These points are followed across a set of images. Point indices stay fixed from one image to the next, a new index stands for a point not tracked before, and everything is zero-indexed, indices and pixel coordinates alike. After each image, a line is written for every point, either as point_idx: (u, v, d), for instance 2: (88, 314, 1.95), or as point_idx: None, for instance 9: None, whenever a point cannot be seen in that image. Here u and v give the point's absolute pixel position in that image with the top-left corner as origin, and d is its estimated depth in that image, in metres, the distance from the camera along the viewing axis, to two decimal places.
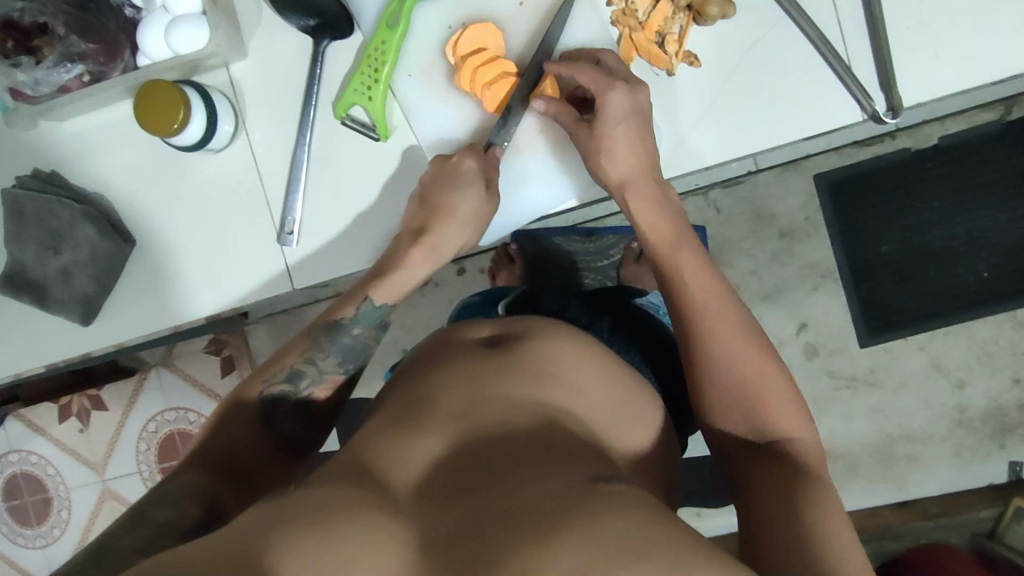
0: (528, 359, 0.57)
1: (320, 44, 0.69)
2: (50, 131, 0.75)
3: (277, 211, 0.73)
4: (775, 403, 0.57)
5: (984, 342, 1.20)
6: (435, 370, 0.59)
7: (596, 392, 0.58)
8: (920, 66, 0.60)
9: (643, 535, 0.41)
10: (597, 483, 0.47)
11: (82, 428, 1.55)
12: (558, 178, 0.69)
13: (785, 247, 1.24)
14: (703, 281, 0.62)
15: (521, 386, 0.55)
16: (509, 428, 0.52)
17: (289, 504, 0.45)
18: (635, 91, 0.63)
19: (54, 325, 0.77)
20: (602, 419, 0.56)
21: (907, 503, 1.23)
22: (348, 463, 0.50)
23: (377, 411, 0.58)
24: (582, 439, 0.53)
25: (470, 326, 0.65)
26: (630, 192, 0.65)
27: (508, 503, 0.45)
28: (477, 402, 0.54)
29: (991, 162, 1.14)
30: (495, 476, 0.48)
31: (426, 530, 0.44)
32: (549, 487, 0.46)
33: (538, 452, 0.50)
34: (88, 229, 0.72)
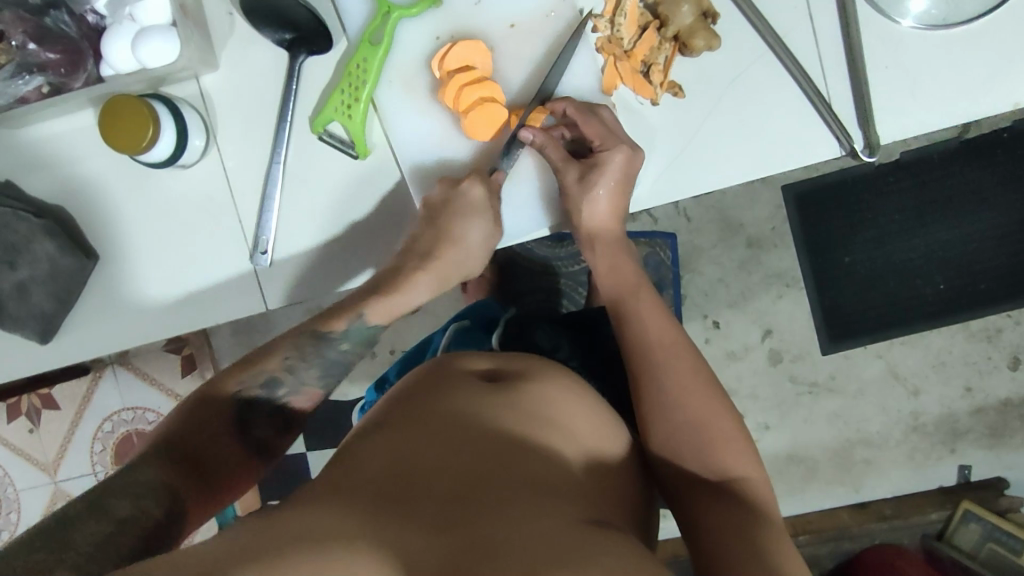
0: (527, 399, 0.58)
1: (295, 59, 0.66)
2: (3, 138, 0.71)
3: (250, 230, 0.70)
4: (729, 444, 0.60)
5: (938, 351, 1.25)
6: (428, 398, 0.58)
7: (586, 436, 0.59)
8: (897, 103, 0.61)
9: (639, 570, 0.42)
10: (594, 529, 0.48)
11: (32, 427, 1.50)
12: (532, 208, 0.69)
13: (751, 256, 1.26)
14: (660, 329, 0.65)
15: (517, 421, 0.56)
16: (503, 459, 0.52)
17: (279, 522, 0.42)
18: (623, 152, 0.62)
19: (11, 339, 0.74)
20: (588, 460, 0.57)
21: (864, 505, 1.28)
22: (339, 486, 0.48)
23: (359, 437, 0.56)
24: (570, 479, 0.53)
25: (465, 356, 0.66)
26: (594, 241, 0.69)
27: (510, 533, 0.45)
28: (473, 431, 0.54)
29: (950, 178, 1.18)
30: (493, 506, 0.47)
31: (426, 544, 0.42)
32: (550, 525, 0.46)
33: (535, 490, 0.50)
34: (47, 245, 0.69)
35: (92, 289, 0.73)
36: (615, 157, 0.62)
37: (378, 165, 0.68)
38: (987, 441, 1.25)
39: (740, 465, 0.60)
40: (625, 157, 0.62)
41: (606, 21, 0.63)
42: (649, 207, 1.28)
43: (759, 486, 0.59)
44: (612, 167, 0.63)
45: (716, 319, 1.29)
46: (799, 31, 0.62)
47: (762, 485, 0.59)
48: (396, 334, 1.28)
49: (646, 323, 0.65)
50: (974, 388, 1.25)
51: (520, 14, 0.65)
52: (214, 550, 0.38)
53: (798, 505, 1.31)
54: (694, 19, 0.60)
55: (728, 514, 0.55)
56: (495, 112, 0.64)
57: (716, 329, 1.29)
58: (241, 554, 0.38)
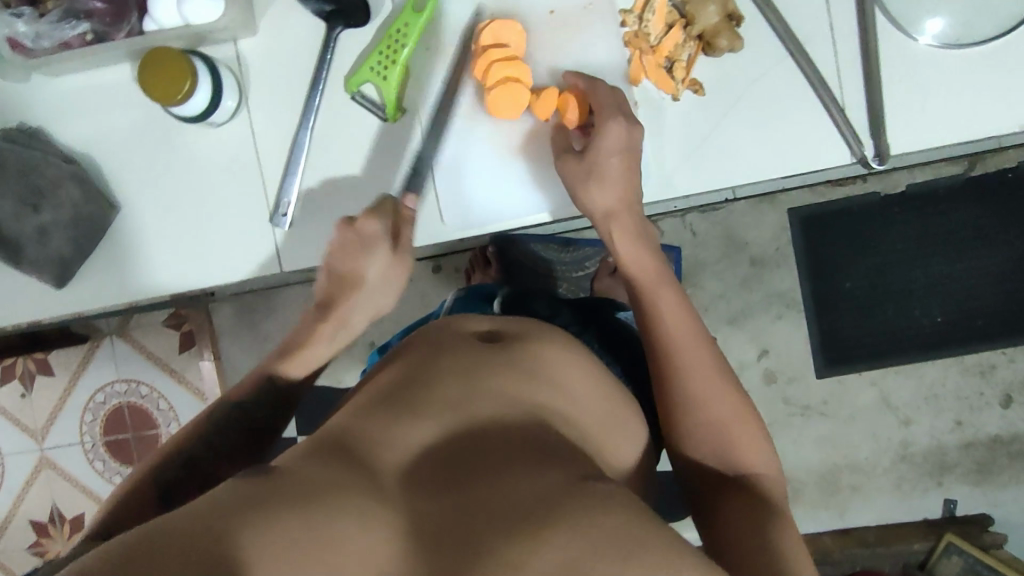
0: (523, 363, 0.59)
1: (332, 30, 0.68)
2: (41, 86, 0.73)
3: (272, 193, 0.72)
4: (743, 435, 0.59)
5: (931, 383, 1.26)
6: (427, 362, 0.59)
7: (584, 400, 0.61)
8: (910, 118, 0.63)
9: (628, 533, 0.44)
10: (584, 484, 0.49)
11: (23, 392, 1.50)
12: (529, 188, 0.70)
13: (754, 275, 1.28)
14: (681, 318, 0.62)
15: (517, 383, 0.57)
16: (501, 426, 0.54)
17: (274, 478, 0.45)
18: (615, 124, 0.63)
19: (28, 284, 0.75)
20: (588, 421, 0.60)
21: (848, 531, 1.29)
22: (336, 442, 0.50)
23: (359, 397, 0.59)
24: (568, 439, 0.55)
25: (465, 319, 0.68)
26: (609, 223, 0.65)
27: (494, 499, 0.46)
28: (467, 398, 0.55)
29: (953, 212, 1.20)
30: (481, 470, 0.49)
31: (414, 513, 0.45)
32: (536, 485, 0.48)
33: (526, 452, 0.51)
34: (78, 191, 0.70)
35: (110, 239, 0.75)
36: (609, 128, 0.63)
37: (405, 136, 0.70)
38: (975, 476, 1.26)
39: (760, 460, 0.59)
40: (618, 128, 0.63)
41: (635, 17, 0.66)
42: (656, 219, 1.30)
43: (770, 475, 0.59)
44: (609, 136, 0.63)
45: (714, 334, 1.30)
46: (821, 43, 0.64)
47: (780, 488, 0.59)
48: (396, 324, 1.30)
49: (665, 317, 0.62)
50: (964, 422, 1.26)
51: (560, 1, 0.67)
52: (208, 509, 0.41)
53: None
54: (720, 20, 0.62)
55: (753, 516, 0.54)
56: (512, 95, 0.65)
57: None
58: (232, 512, 0.41)
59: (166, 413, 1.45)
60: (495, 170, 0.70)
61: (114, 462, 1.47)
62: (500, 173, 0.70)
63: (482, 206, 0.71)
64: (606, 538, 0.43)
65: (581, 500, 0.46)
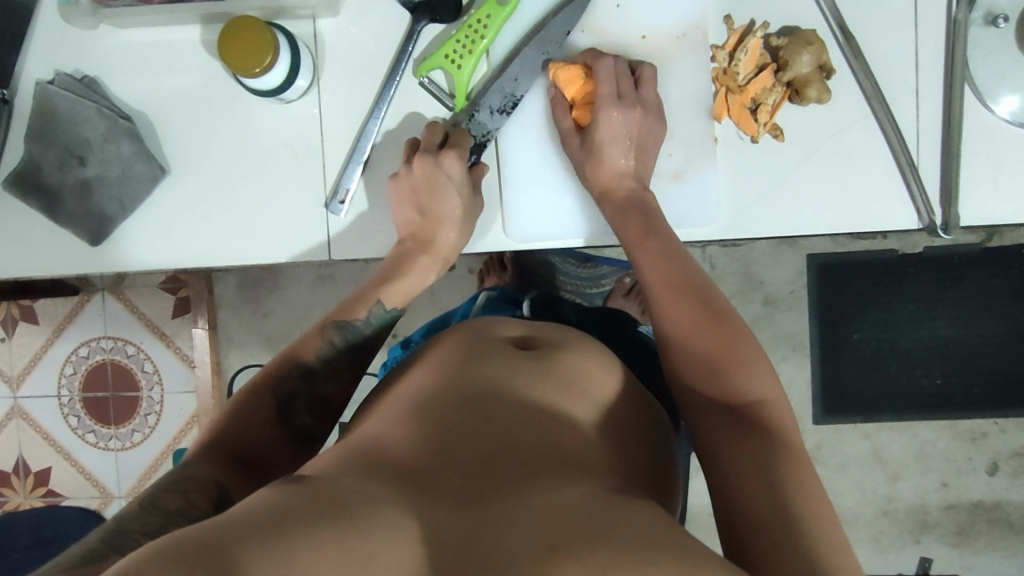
0: (554, 374, 0.59)
1: (417, 23, 0.66)
2: (103, 36, 0.71)
3: (331, 177, 0.71)
4: (741, 366, 0.56)
5: (924, 443, 1.28)
6: (457, 365, 0.59)
7: (617, 416, 0.60)
8: (978, 190, 0.64)
9: (653, 545, 0.42)
10: (614, 496, 0.48)
11: (3, 337, 1.44)
12: (565, 220, 0.70)
13: (765, 314, 1.29)
14: (667, 271, 0.63)
15: (547, 394, 0.56)
16: (531, 431, 0.52)
17: (296, 493, 0.44)
18: (607, 114, 0.65)
19: (57, 236, 0.73)
20: (621, 435, 0.59)
21: None
22: (361, 454, 0.50)
23: (387, 401, 0.58)
24: (597, 450, 0.54)
25: (498, 321, 0.67)
26: (605, 199, 0.67)
27: (519, 512, 0.45)
28: (495, 403, 0.54)
29: (968, 280, 1.22)
30: (508, 481, 0.48)
31: (437, 524, 0.44)
32: (562, 497, 0.47)
33: (553, 463, 0.50)
34: (124, 146, 0.69)
35: (152, 203, 0.72)
36: (604, 119, 0.65)
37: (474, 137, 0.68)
38: (951, 537, 1.29)
39: (761, 389, 0.55)
40: (610, 117, 0.65)
41: (726, 54, 0.65)
42: None
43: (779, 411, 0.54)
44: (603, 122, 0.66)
45: None
46: (903, 105, 0.64)
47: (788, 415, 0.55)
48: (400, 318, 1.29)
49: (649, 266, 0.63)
50: (950, 485, 1.28)
51: (652, 26, 0.67)
52: (239, 520, 0.41)
53: None
54: (811, 70, 0.63)
55: (751, 445, 0.51)
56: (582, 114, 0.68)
57: None
58: (248, 536, 0.40)
59: (151, 376, 1.41)
60: (559, 186, 0.70)
61: (89, 420, 1.43)
62: (563, 190, 0.70)
63: (539, 219, 0.69)
64: (631, 552, 0.42)
65: (608, 514, 0.45)
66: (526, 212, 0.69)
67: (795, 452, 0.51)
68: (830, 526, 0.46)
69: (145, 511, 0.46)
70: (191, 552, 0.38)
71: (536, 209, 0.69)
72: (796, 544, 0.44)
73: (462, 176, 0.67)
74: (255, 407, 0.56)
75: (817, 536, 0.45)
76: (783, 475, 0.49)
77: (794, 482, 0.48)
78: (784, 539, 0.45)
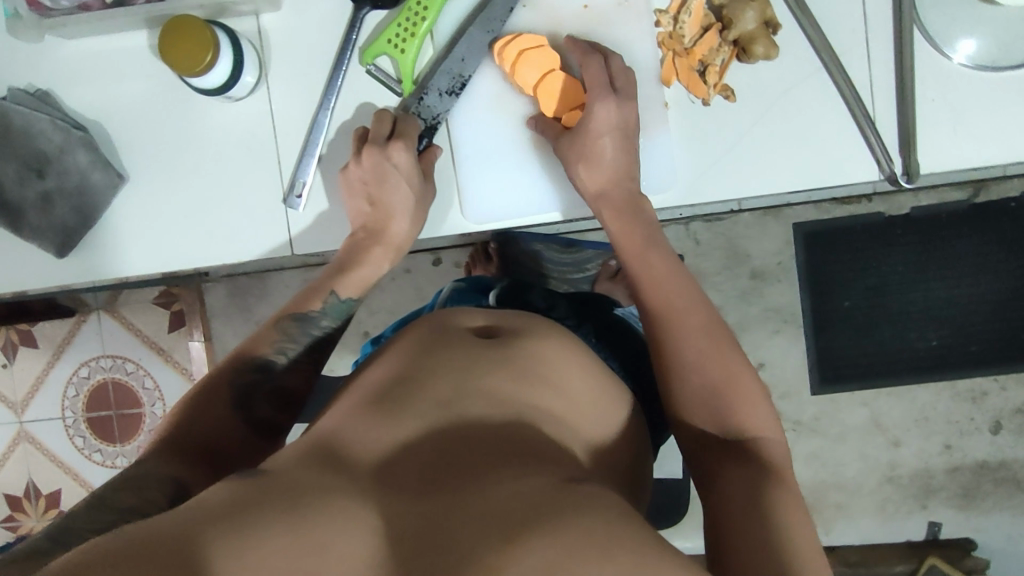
0: (520, 360, 0.58)
1: (359, 11, 0.66)
2: (53, 48, 0.71)
3: (287, 173, 0.71)
4: (746, 397, 0.58)
5: (924, 406, 1.26)
6: (420, 357, 0.58)
7: (584, 401, 0.59)
8: (939, 138, 0.63)
9: (610, 533, 0.41)
10: (573, 485, 0.47)
11: (5, 363, 1.46)
12: (522, 197, 0.69)
13: (753, 287, 1.27)
14: (668, 285, 0.63)
15: (512, 384, 0.55)
16: (490, 425, 0.52)
17: (254, 488, 0.44)
18: (603, 103, 0.64)
19: (24, 252, 0.73)
20: (585, 424, 0.57)
21: (831, 549, 1.29)
22: (319, 448, 0.49)
23: (349, 397, 0.57)
24: (558, 441, 0.53)
25: (461, 312, 0.66)
26: (600, 204, 0.66)
27: (476, 503, 0.44)
28: (458, 396, 0.53)
29: (956, 238, 1.20)
30: (466, 473, 0.47)
31: (392, 517, 0.43)
32: (521, 487, 0.46)
33: (514, 454, 0.49)
34: (79, 157, 0.70)
35: (115, 211, 0.73)
36: (598, 108, 0.64)
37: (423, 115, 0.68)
38: (958, 500, 1.27)
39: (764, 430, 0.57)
40: (606, 107, 0.64)
41: (670, 18, 0.65)
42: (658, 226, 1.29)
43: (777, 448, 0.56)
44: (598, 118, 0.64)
45: None
46: (853, 58, 0.64)
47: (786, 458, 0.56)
48: (391, 316, 1.29)
49: (657, 293, 0.63)
50: (953, 447, 1.26)
51: None
52: (191, 517, 0.41)
53: None
54: (756, 27, 0.62)
55: (747, 477, 0.52)
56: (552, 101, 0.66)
57: None
58: (211, 526, 0.40)
59: (152, 392, 1.42)
60: (515, 166, 0.69)
61: (95, 439, 1.44)
62: (519, 171, 0.69)
63: (494, 202, 0.69)
64: (586, 540, 0.41)
65: (568, 503, 0.44)
66: (481, 196, 0.69)
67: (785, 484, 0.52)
68: (813, 552, 0.47)
69: (94, 510, 0.45)
70: (150, 543, 0.38)
71: (491, 193, 0.69)
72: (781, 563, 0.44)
73: (411, 164, 0.66)
74: (212, 404, 0.57)
75: (799, 557, 0.45)
76: (773, 498, 0.50)
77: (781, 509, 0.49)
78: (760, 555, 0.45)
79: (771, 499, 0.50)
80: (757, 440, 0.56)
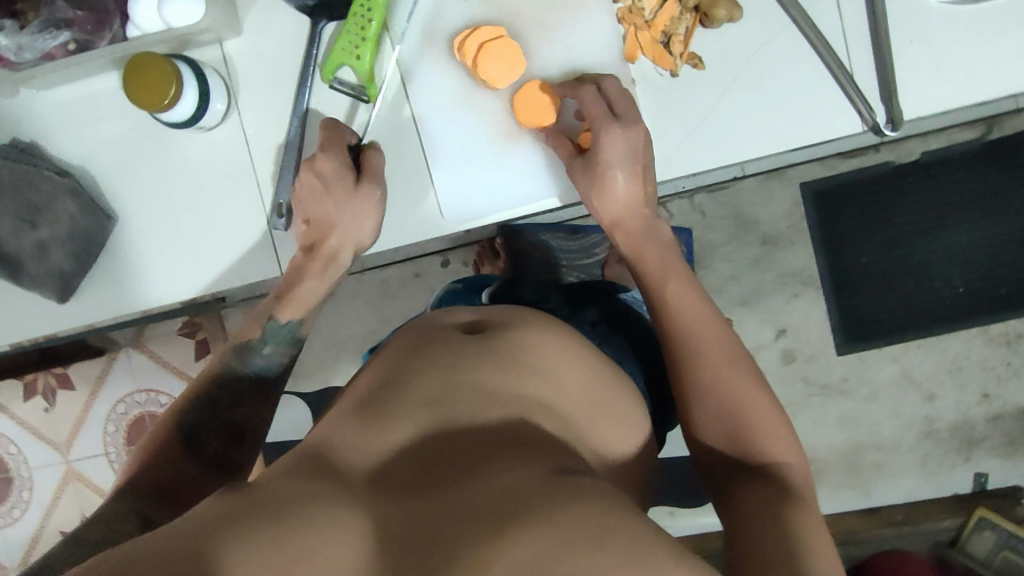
0: (507, 352, 0.57)
1: (317, 24, 0.66)
2: (31, 101, 0.72)
3: (268, 196, 0.71)
4: (765, 419, 0.56)
5: (956, 355, 1.21)
6: (407, 361, 0.58)
7: (575, 388, 0.58)
8: (922, 79, 0.60)
9: (601, 523, 0.41)
10: (563, 476, 0.46)
11: (47, 406, 1.50)
12: (497, 187, 0.69)
13: (764, 255, 1.23)
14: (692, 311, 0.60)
15: (497, 378, 0.55)
16: (477, 423, 0.51)
17: (245, 498, 0.44)
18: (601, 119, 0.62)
19: (29, 301, 0.75)
20: (578, 411, 0.57)
21: (873, 510, 1.23)
22: (311, 457, 0.49)
23: (339, 407, 0.57)
24: (550, 432, 0.52)
25: (447, 312, 0.66)
26: (616, 231, 0.66)
27: (466, 499, 0.44)
28: (446, 393, 0.53)
29: (970, 182, 1.16)
30: (455, 473, 0.47)
31: (385, 520, 0.43)
32: (512, 480, 0.45)
33: (503, 448, 0.49)
34: (69, 205, 0.70)
35: (111, 253, 0.74)
36: (604, 140, 0.61)
37: (390, 114, 0.68)
38: (1005, 449, 1.21)
39: (778, 448, 0.55)
40: (613, 139, 0.61)
41: None
42: (663, 202, 1.25)
43: (796, 468, 0.54)
44: (607, 148, 0.62)
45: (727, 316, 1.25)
46: (822, 10, 0.62)
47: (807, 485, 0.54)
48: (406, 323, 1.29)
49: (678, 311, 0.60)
50: (991, 395, 1.21)
51: None
52: (188, 533, 0.41)
53: None
54: None
55: (765, 497, 0.51)
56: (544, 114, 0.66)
57: None
58: (207, 535, 0.40)
59: None
60: (484, 153, 0.69)
61: None
62: (490, 160, 0.69)
63: (474, 199, 0.69)
64: (576, 531, 0.40)
65: (558, 493, 0.44)
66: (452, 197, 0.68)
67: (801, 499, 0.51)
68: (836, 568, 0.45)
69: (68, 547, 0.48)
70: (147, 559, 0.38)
71: (471, 190, 0.69)
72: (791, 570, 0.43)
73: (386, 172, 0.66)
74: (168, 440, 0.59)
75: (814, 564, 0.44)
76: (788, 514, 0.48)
77: (796, 521, 0.48)
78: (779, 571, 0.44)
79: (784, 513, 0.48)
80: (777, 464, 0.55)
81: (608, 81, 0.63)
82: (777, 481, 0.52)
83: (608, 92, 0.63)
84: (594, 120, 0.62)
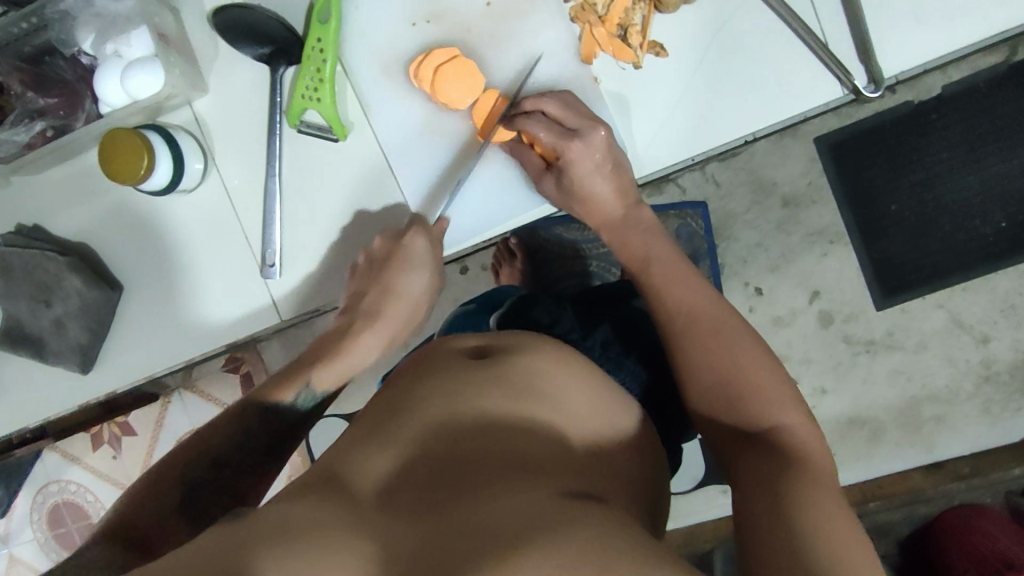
0: (512, 373, 0.55)
1: (276, 71, 0.67)
2: (32, 183, 0.75)
3: (257, 247, 0.72)
4: (769, 391, 0.56)
5: (1006, 294, 1.06)
6: (411, 387, 0.56)
7: (583, 408, 0.56)
8: (901, 30, 0.58)
9: (606, 548, 0.40)
10: (569, 502, 0.45)
11: (115, 454, 1.50)
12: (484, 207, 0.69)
13: (789, 216, 1.12)
14: (684, 296, 0.63)
15: (504, 401, 0.53)
16: (486, 446, 0.50)
17: (254, 521, 0.43)
18: (553, 133, 0.63)
19: (59, 374, 0.78)
20: (587, 431, 0.54)
21: (939, 466, 1.10)
22: (322, 479, 0.48)
23: (347, 433, 0.56)
24: (559, 454, 0.51)
25: (458, 336, 0.63)
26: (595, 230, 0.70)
27: (475, 519, 0.43)
28: (452, 419, 0.52)
29: (1002, 105, 1.00)
30: (465, 494, 0.46)
31: (396, 544, 0.42)
32: (518, 504, 0.44)
33: (511, 472, 0.48)
34: (75, 281, 0.72)
35: (123, 320, 0.76)
36: (574, 158, 0.63)
37: (359, 144, 0.69)
38: None
39: (780, 415, 0.55)
40: (583, 153, 0.63)
41: None
42: (674, 176, 1.17)
43: (803, 431, 0.54)
44: (581, 163, 0.64)
45: (758, 285, 1.15)
46: None
47: (814, 443, 0.54)
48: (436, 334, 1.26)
49: (665, 292, 0.63)
50: None
51: None
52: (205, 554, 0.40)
53: (864, 472, 1.13)
54: None
55: (771, 469, 0.50)
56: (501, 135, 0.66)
57: (759, 296, 1.15)
58: (229, 555, 0.39)
59: None
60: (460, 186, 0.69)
61: None
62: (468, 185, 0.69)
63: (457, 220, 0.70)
64: (581, 553, 0.39)
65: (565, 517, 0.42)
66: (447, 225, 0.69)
67: (810, 469, 0.50)
68: (846, 536, 0.44)
69: None
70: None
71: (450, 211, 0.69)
72: (807, 555, 0.42)
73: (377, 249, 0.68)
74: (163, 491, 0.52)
75: (823, 544, 0.43)
76: (792, 484, 0.48)
77: (800, 494, 0.47)
78: (784, 544, 0.43)
79: (795, 492, 0.48)
80: (784, 432, 0.54)
81: (540, 104, 0.64)
82: (785, 453, 0.52)
83: (551, 115, 0.64)
84: (552, 144, 0.63)
